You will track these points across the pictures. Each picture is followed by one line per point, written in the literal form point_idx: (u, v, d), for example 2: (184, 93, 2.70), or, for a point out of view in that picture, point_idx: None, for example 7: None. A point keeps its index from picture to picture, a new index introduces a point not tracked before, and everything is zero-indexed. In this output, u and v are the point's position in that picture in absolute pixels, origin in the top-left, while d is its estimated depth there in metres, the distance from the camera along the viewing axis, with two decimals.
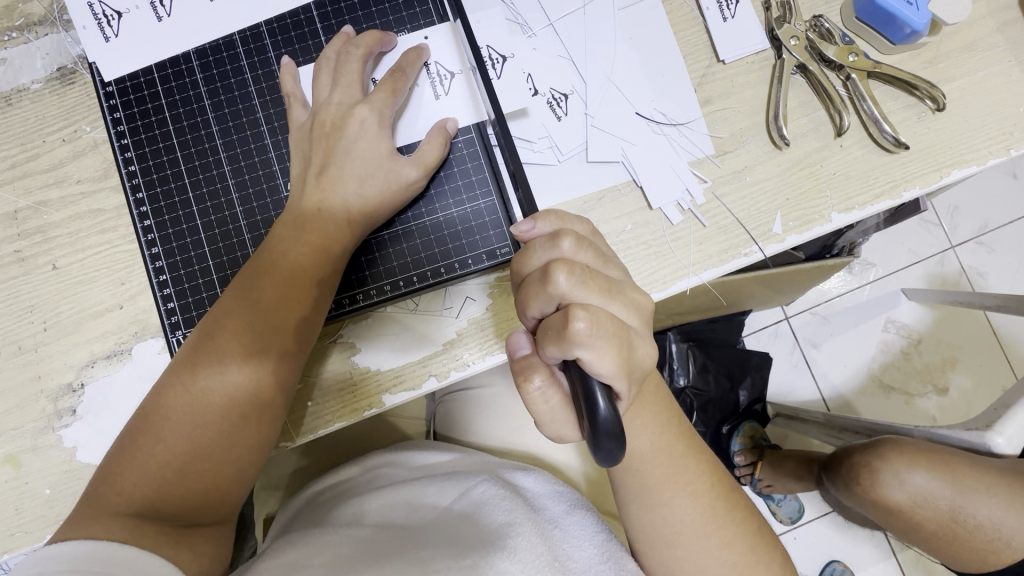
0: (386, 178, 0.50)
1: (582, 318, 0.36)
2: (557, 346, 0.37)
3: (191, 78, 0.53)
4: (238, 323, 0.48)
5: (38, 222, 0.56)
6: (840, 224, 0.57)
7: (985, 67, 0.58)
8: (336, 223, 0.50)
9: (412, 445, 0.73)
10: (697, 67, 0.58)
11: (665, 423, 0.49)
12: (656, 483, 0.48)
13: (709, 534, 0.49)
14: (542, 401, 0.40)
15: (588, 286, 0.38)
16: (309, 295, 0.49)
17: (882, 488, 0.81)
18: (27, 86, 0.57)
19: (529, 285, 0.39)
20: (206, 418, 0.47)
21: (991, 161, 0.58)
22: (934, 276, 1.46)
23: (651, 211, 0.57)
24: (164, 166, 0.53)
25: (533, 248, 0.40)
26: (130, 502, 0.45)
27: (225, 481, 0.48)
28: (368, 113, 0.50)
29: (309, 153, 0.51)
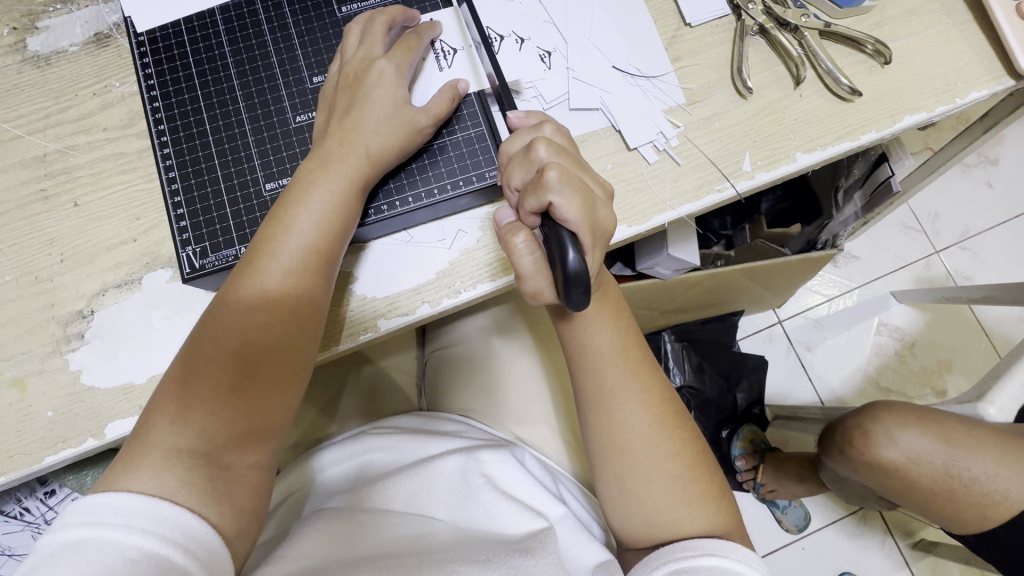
0: (402, 124, 0.52)
1: (554, 169, 0.39)
2: (534, 196, 0.40)
3: (215, 29, 0.59)
4: (275, 254, 0.49)
5: (64, 165, 0.61)
6: (804, 163, 0.62)
7: (925, 28, 0.65)
8: (354, 158, 0.51)
9: (401, 424, 0.73)
10: (667, 30, 0.65)
11: (623, 329, 0.53)
12: (612, 387, 0.51)
13: (657, 444, 0.51)
14: (526, 255, 0.41)
15: (563, 156, 0.42)
16: (338, 231, 0.51)
17: (876, 448, 0.82)
18: (66, 49, 0.63)
19: (512, 161, 0.43)
20: (247, 351, 0.48)
21: (939, 108, 0.63)
22: (922, 279, 1.49)
23: (629, 151, 0.61)
24: (185, 102, 0.57)
25: (518, 131, 0.45)
26: (180, 436, 0.45)
27: (268, 412, 0.48)
28: (387, 66, 0.52)
29: (333, 102, 0.53)
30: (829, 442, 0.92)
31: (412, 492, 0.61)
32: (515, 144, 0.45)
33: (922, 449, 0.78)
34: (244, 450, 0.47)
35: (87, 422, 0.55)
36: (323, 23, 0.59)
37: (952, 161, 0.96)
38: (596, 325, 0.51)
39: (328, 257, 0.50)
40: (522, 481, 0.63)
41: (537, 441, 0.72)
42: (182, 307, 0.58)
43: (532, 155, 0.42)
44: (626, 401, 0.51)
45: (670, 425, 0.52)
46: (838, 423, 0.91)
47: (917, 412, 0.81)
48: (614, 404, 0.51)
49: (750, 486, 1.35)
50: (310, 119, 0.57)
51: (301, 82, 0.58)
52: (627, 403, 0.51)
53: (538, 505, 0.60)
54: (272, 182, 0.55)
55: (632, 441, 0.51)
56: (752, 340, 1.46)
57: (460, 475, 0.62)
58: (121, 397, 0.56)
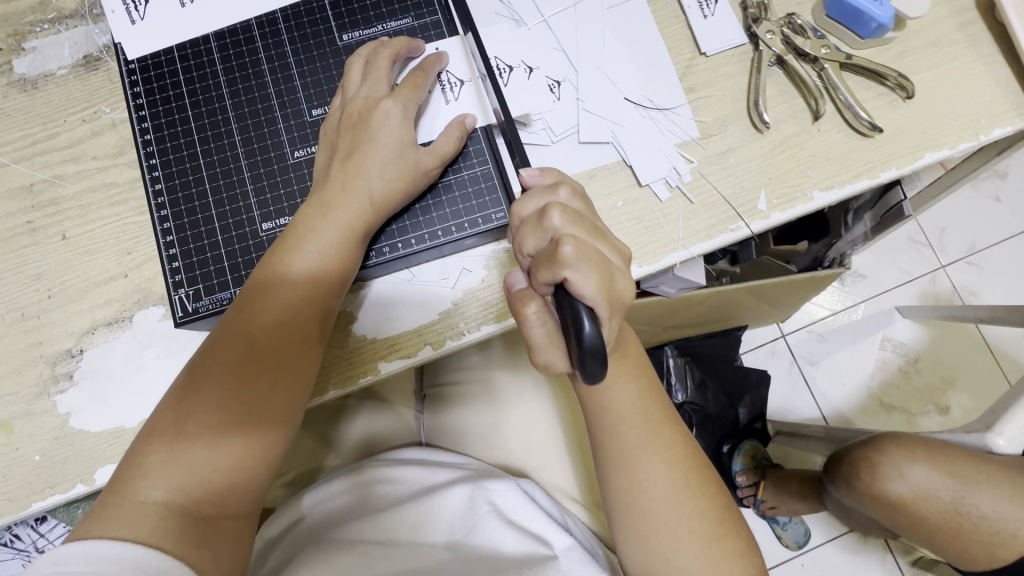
0: (407, 166, 0.50)
1: (569, 244, 0.37)
2: (548, 269, 0.38)
3: (209, 57, 0.56)
4: (268, 300, 0.47)
5: (52, 195, 0.58)
6: (821, 202, 0.60)
7: (949, 61, 0.63)
8: (357, 205, 0.49)
9: (406, 456, 0.71)
10: (681, 59, 0.62)
11: (644, 387, 0.51)
12: (634, 446, 0.49)
13: (681, 503, 0.49)
14: (539, 325, 0.40)
15: (578, 224, 0.40)
16: (335, 276, 0.49)
17: (884, 482, 0.80)
18: (54, 72, 0.61)
19: (524, 226, 0.41)
20: (234, 402, 0.46)
21: (962, 145, 0.61)
22: (927, 294, 1.45)
23: (640, 188, 0.59)
24: (178, 135, 0.55)
25: (531, 192, 0.43)
26: (158, 488, 0.43)
27: (253, 462, 0.47)
28: (393, 105, 0.50)
29: (336, 142, 0.51)
30: (835, 470, 0.91)
31: (416, 526, 0.60)
32: (528, 205, 0.43)
33: (930, 485, 0.76)
34: (226, 501, 0.45)
35: (76, 467, 0.53)
36: (323, 53, 0.56)
37: (965, 181, 0.93)
38: (619, 382, 0.50)
39: (322, 302, 0.48)
40: (527, 512, 0.61)
41: (541, 479, 0.70)
42: (175, 347, 0.56)
43: (546, 223, 0.40)
44: (649, 460, 0.49)
45: (695, 484, 0.50)
46: (845, 453, 0.89)
47: (925, 442, 0.78)
48: (636, 462, 0.49)
49: (750, 502, 1.32)
50: (309, 155, 0.54)
51: (300, 114, 0.55)
52: (650, 462, 0.49)
53: (542, 534, 0.58)
54: (269, 222, 0.53)
55: (654, 501, 0.49)
56: (756, 355, 1.42)
57: (467, 504, 0.61)
58: (112, 441, 0.54)
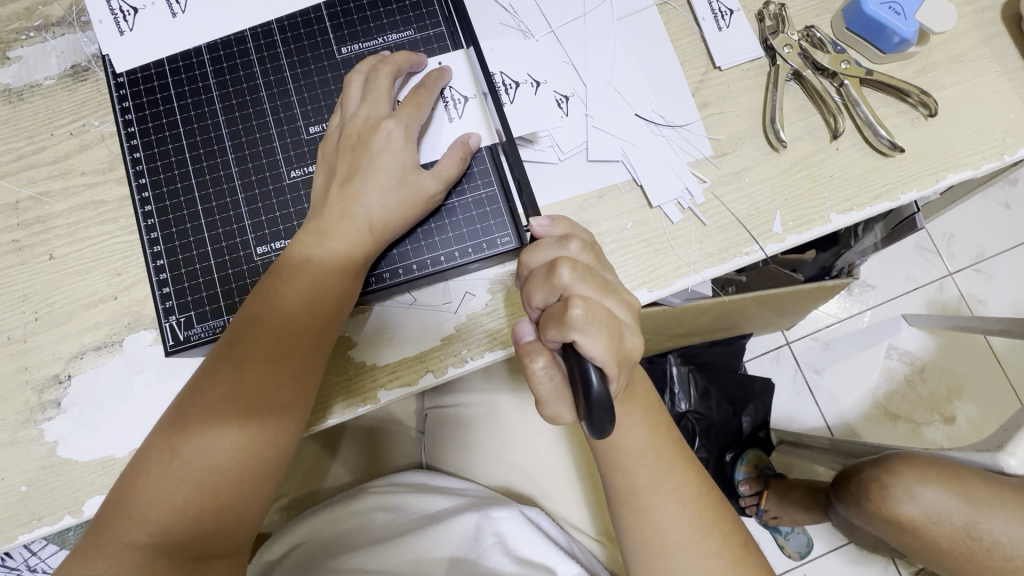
0: (409, 192, 0.48)
1: (578, 305, 0.36)
2: (556, 330, 0.37)
3: (201, 70, 0.54)
4: (260, 334, 0.45)
5: (39, 213, 0.56)
6: (839, 225, 0.58)
7: (973, 77, 0.60)
8: (356, 232, 0.47)
9: (407, 481, 0.69)
10: (694, 73, 0.60)
11: (655, 423, 0.49)
12: (645, 485, 0.48)
13: (698, 542, 0.47)
14: (546, 380, 0.40)
15: (586, 281, 0.39)
16: (329, 309, 0.47)
17: (895, 503, 0.77)
18: (40, 82, 0.58)
19: (533, 279, 0.41)
20: (224, 439, 0.44)
21: (985, 166, 0.59)
22: (934, 303, 1.32)
23: (650, 209, 0.57)
24: (169, 153, 0.52)
25: (541, 245, 0.42)
26: (144, 530, 0.42)
27: (243, 501, 0.45)
28: (394, 127, 0.48)
29: (334, 164, 0.49)
30: (843, 489, 0.88)
31: (418, 557, 0.59)
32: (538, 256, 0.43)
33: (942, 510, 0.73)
34: (215, 543, 0.44)
35: (64, 499, 0.51)
36: (321, 67, 0.54)
37: (982, 186, 0.86)
38: (628, 424, 0.48)
39: (316, 336, 0.46)
40: (536, 545, 0.58)
41: (543, 503, 0.69)
42: (167, 373, 0.53)
43: (554, 278, 0.39)
44: (662, 498, 0.47)
45: (711, 520, 0.48)
46: (855, 470, 0.85)
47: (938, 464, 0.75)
48: (649, 502, 0.47)
49: (752, 512, 1.22)
50: (306, 175, 0.52)
51: (297, 132, 0.53)
52: (664, 502, 0.47)
53: (542, 565, 0.57)
54: (263, 246, 0.51)
55: (669, 541, 0.47)
56: (758, 363, 1.30)
57: (473, 535, 0.59)
58: (101, 471, 0.52)
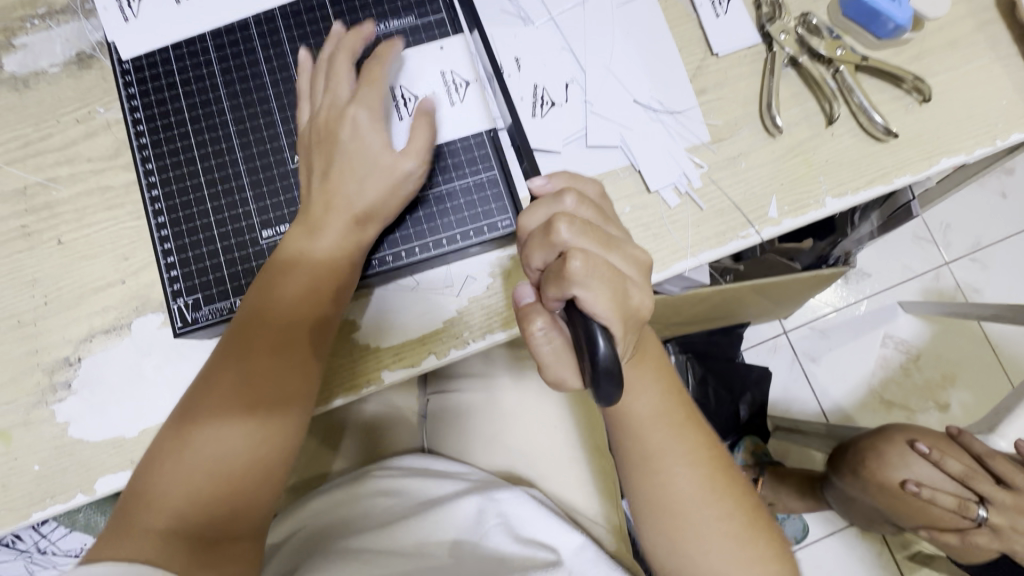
0: (384, 175, 0.48)
1: (578, 258, 0.37)
2: (555, 287, 0.38)
3: (206, 57, 0.54)
4: (266, 321, 0.47)
5: (46, 199, 0.57)
6: (833, 209, 0.59)
7: (967, 62, 0.61)
8: (340, 221, 0.48)
9: (405, 467, 0.71)
10: (692, 60, 0.60)
11: (664, 390, 0.50)
12: (655, 450, 0.49)
13: (709, 504, 0.48)
14: (545, 343, 0.41)
15: (587, 234, 0.39)
16: (331, 295, 0.49)
17: (890, 469, 0.80)
18: (45, 70, 0.59)
19: (532, 240, 0.41)
20: (237, 424, 0.45)
21: (978, 151, 0.60)
22: (931, 291, 1.33)
23: (649, 193, 0.58)
24: (175, 139, 0.53)
25: (539, 204, 0.42)
26: (163, 514, 0.43)
27: (258, 484, 0.46)
28: (357, 110, 0.48)
29: (310, 159, 0.50)
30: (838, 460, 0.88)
31: (424, 537, 0.60)
32: (537, 216, 0.42)
33: (937, 477, 0.77)
34: (232, 525, 0.45)
35: (76, 477, 0.53)
36: (324, 53, 0.54)
37: (978, 175, 0.87)
38: (638, 387, 0.49)
39: (321, 322, 0.49)
40: (540, 521, 0.60)
41: (544, 484, 0.70)
42: (174, 357, 0.55)
43: (552, 236, 0.39)
44: (672, 463, 0.49)
45: (722, 483, 0.49)
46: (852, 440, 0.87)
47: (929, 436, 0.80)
48: (662, 465, 0.49)
49: None
50: None
51: (301, 118, 0.54)
52: (676, 465, 0.48)
53: (547, 540, 0.59)
54: (269, 230, 0.52)
55: (681, 502, 0.48)
56: (757, 351, 1.31)
57: (478, 516, 0.61)
58: (112, 451, 0.53)
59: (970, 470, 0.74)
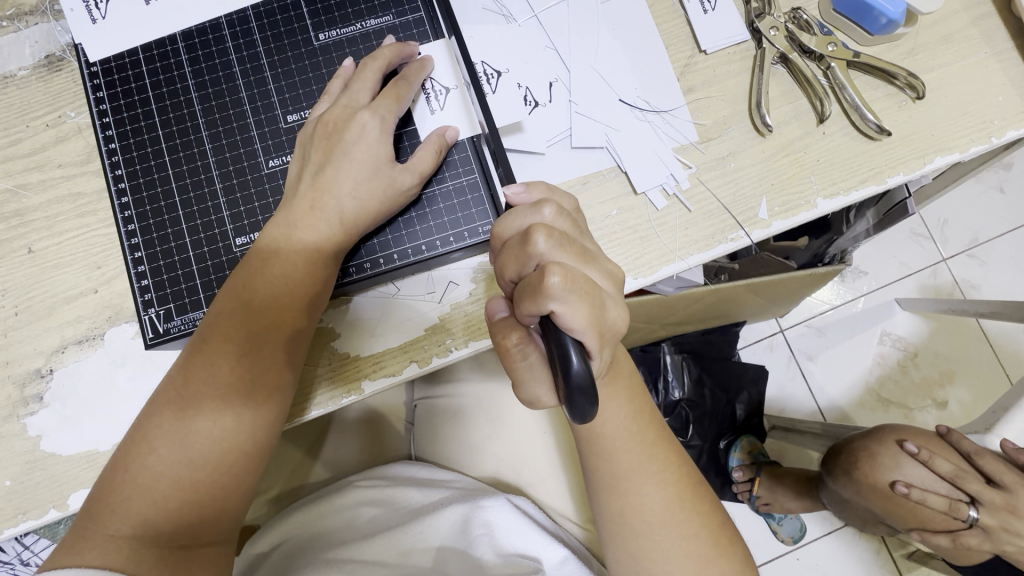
0: (382, 185, 0.48)
1: (556, 273, 0.35)
2: (532, 302, 0.36)
3: (177, 58, 0.53)
4: (233, 327, 0.45)
5: (16, 206, 0.55)
6: (825, 210, 0.57)
7: (962, 58, 0.59)
8: (328, 224, 0.47)
9: (395, 474, 0.70)
10: (679, 58, 0.59)
11: (638, 409, 0.49)
12: (627, 470, 0.47)
13: (676, 524, 0.47)
14: (520, 358, 0.39)
15: (565, 248, 0.38)
16: (302, 303, 0.47)
17: (885, 472, 0.79)
18: (14, 73, 0.57)
19: (508, 250, 0.39)
20: (205, 431, 0.44)
21: (973, 148, 0.58)
22: (928, 288, 1.32)
23: (635, 196, 0.56)
24: (145, 144, 0.52)
25: (515, 213, 0.40)
26: (129, 522, 0.42)
27: (226, 491, 0.45)
28: (370, 117, 0.48)
29: (307, 152, 0.49)
30: (833, 462, 0.86)
31: (406, 549, 0.59)
32: (513, 224, 0.41)
33: (928, 480, 0.76)
34: (201, 533, 0.44)
35: (48, 493, 0.51)
36: (298, 54, 0.53)
37: (974, 172, 0.85)
38: (610, 407, 0.47)
39: (291, 330, 0.47)
40: (524, 531, 0.59)
41: (532, 490, 0.69)
42: (149, 367, 0.53)
43: (530, 248, 0.38)
44: (643, 483, 0.47)
45: (690, 505, 0.48)
46: (844, 442, 0.85)
47: (916, 435, 0.79)
48: (632, 486, 0.47)
49: (745, 498, 1.21)
50: (284, 164, 0.51)
51: (274, 121, 0.52)
52: (646, 485, 0.47)
53: (532, 551, 0.58)
54: (243, 237, 0.50)
55: (648, 523, 0.47)
56: (753, 350, 1.30)
57: (462, 524, 0.60)
58: (86, 465, 0.52)
59: (960, 470, 0.73)
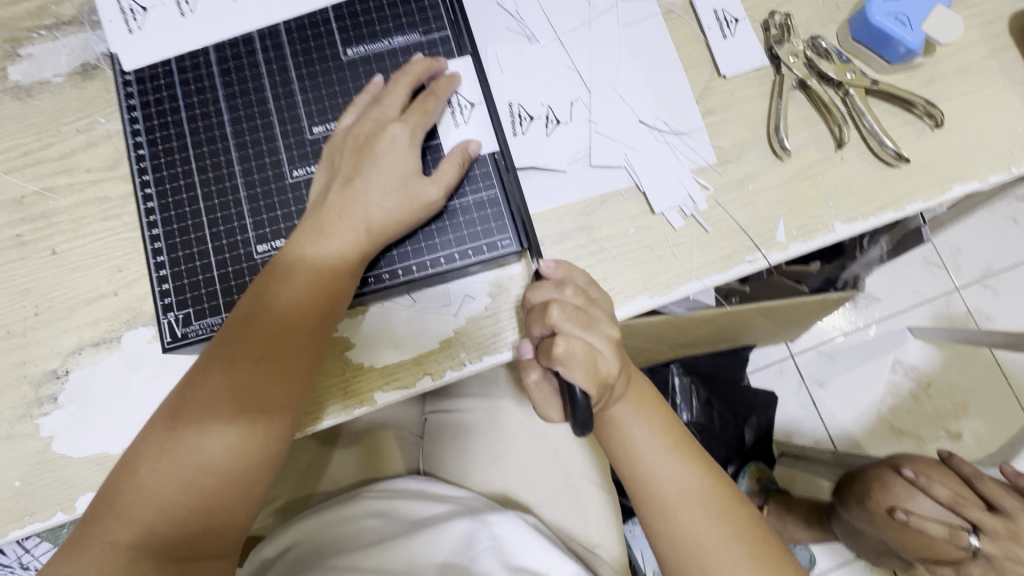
0: (409, 196, 0.48)
1: (561, 343, 0.40)
2: (544, 362, 0.42)
3: (208, 70, 0.54)
4: (252, 335, 0.45)
5: (43, 208, 0.56)
6: (843, 234, 0.57)
7: (981, 88, 0.60)
8: (353, 232, 0.47)
9: (400, 487, 0.69)
10: (698, 81, 0.60)
11: (659, 420, 0.49)
12: (654, 482, 0.47)
13: (715, 539, 0.46)
14: (537, 393, 0.47)
15: (574, 319, 0.42)
16: (322, 312, 0.47)
17: (895, 500, 0.77)
18: (49, 80, 0.58)
19: (532, 311, 0.45)
20: (215, 440, 0.44)
21: (992, 177, 0.58)
22: (941, 317, 1.30)
23: (653, 215, 0.57)
24: (173, 151, 0.53)
25: (540, 287, 0.45)
26: (134, 527, 0.42)
27: (231, 502, 0.45)
28: (400, 131, 0.49)
29: (337, 163, 0.50)
30: (845, 491, 0.85)
31: (411, 560, 0.58)
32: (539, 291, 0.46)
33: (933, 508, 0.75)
34: (203, 543, 0.44)
35: (56, 495, 0.51)
36: (326, 67, 0.54)
37: (990, 201, 0.85)
38: (629, 419, 0.48)
39: (309, 339, 0.46)
40: (531, 549, 0.58)
41: (540, 510, 0.68)
42: (164, 371, 0.53)
43: (546, 317, 0.43)
44: (672, 496, 0.47)
45: (727, 517, 0.46)
46: (858, 472, 0.84)
47: (921, 464, 0.79)
48: (660, 498, 0.47)
49: None
50: (308, 174, 0.52)
51: (300, 131, 0.53)
52: (676, 499, 0.47)
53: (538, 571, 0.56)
54: (264, 244, 0.51)
55: (686, 539, 0.46)
56: (763, 375, 1.28)
57: (467, 540, 0.58)
58: (96, 468, 0.52)
59: (958, 496, 0.73)
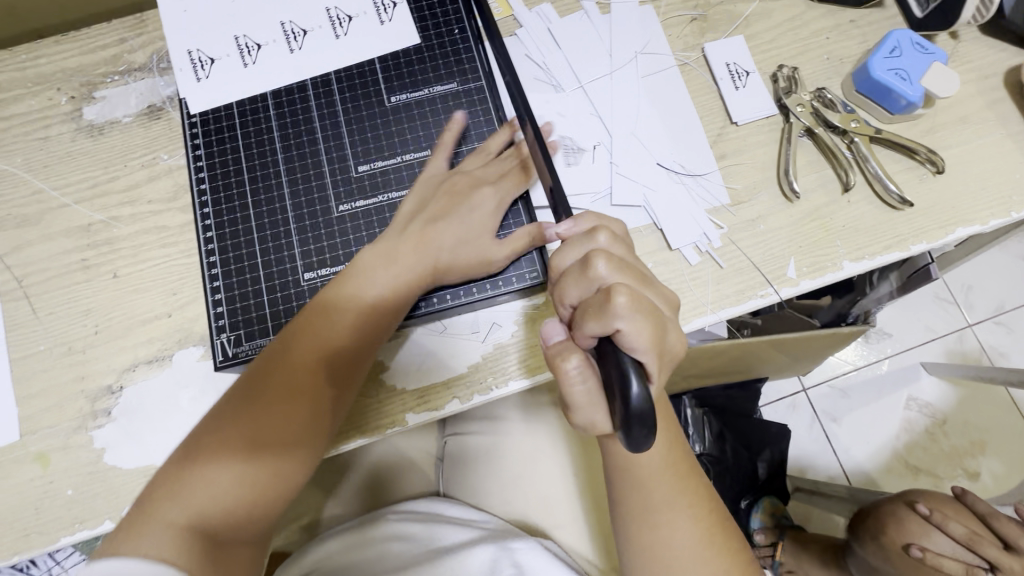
0: (479, 252, 0.54)
1: (621, 294, 0.39)
2: (596, 321, 0.39)
3: (266, 114, 0.60)
4: (318, 345, 0.50)
5: (108, 235, 0.61)
6: (851, 272, 0.60)
7: (979, 137, 0.64)
8: (421, 268, 0.53)
9: (424, 511, 0.71)
10: (712, 127, 0.64)
11: (671, 440, 0.50)
12: (658, 502, 0.49)
13: (706, 561, 0.48)
14: (578, 381, 0.42)
15: (625, 271, 0.42)
16: (381, 332, 0.52)
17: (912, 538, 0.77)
18: (120, 119, 0.64)
19: (568, 276, 0.43)
20: (270, 438, 0.47)
21: (992, 221, 0.61)
22: (954, 354, 1.31)
23: (670, 251, 0.60)
24: (231, 186, 0.58)
25: (573, 243, 0.44)
26: (186, 510, 0.44)
27: (272, 497, 0.48)
28: (491, 194, 0.55)
29: (426, 198, 0.55)
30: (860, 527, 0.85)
31: None
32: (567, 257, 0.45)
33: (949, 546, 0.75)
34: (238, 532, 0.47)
35: (106, 504, 0.54)
36: (371, 112, 0.59)
37: (997, 241, 0.88)
38: None
39: (364, 354, 0.51)
40: None
41: (558, 534, 0.70)
42: (211, 388, 0.57)
43: (591, 272, 0.42)
44: (675, 518, 0.48)
45: (720, 542, 0.49)
46: (873, 508, 0.85)
47: (937, 501, 0.79)
48: (663, 517, 0.48)
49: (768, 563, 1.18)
50: (353, 210, 0.57)
51: (347, 170, 0.58)
52: (676, 519, 0.48)
53: None
54: (311, 273, 0.55)
55: (678, 556, 0.48)
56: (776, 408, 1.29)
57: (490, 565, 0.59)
58: (143, 479, 0.55)
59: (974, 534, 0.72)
